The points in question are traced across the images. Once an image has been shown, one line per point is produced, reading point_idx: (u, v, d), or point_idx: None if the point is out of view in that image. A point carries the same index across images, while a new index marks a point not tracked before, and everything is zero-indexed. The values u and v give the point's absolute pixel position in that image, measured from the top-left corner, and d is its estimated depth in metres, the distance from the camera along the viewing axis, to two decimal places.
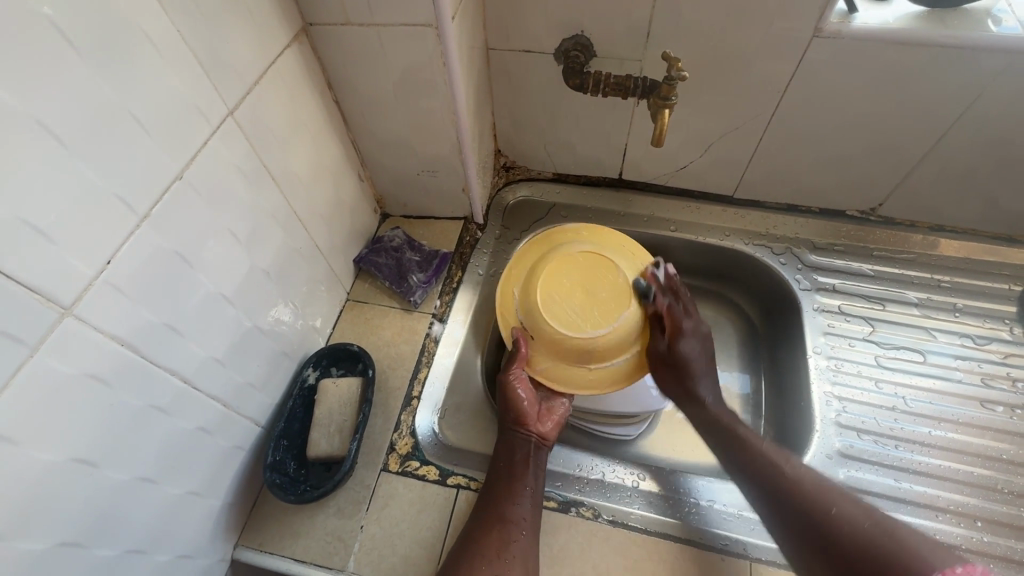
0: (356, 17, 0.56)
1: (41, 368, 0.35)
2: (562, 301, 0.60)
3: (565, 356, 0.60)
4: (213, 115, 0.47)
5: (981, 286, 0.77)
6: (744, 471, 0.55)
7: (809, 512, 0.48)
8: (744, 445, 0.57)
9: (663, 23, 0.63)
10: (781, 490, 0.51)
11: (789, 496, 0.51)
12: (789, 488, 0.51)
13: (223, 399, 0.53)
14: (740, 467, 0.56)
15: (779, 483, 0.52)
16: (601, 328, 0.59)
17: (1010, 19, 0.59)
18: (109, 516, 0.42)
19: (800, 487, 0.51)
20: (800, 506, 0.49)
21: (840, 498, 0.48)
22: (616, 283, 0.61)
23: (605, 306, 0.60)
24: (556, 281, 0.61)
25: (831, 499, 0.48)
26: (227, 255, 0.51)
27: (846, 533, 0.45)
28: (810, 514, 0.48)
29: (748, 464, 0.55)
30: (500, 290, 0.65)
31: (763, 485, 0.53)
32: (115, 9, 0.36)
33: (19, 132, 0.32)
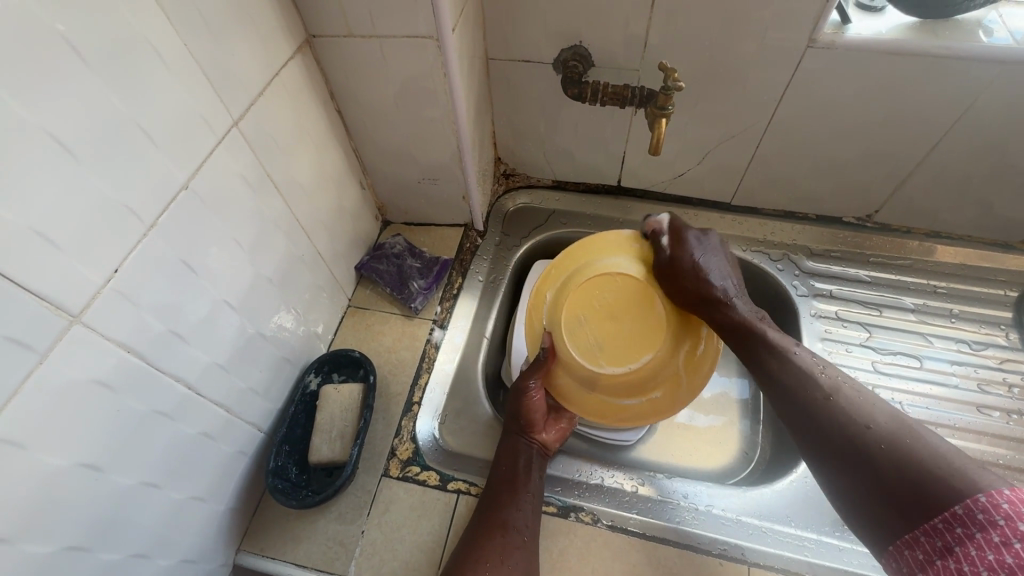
0: (358, 29, 0.57)
1: (49, 374, 0.36)
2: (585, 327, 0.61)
3: (580, 381, 0.62)
4: (218, 125, 0.48)
5: (977, 292, 0.77)
6: (775, 388, 0.50)
7: (841, 431, 0.44)
8: (776, 361, 0.51)
9: (660, 34, 0.64)
10: (813, 403, 0.47)
11: (820, 416, 0.46)
12: (821, 406, 0.46)
13: (226, 405, 0.54)
14: (772, 381, 0.51)
15: (812, 400, 0.47)
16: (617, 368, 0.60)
17: (1000, 30, 0.60)
18: (114, 521, 0.43)
19: (832, 404, 0.46)
20: (831, 425, 0.45)
21: (879, 414, 0.43)
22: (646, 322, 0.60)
23: (628, 343, 0.60)
24: (584, 302, 0.61)
25: (865, 416, 0.44)
26: (230, 262, 0.52)
27: (881, 452, 0.41)
28: (844, 431, 0.44)
29: (779, 379, 0.50)
30: (535, 289, 0.66)
31: (794, 401, 0.48)
32: (126, 24, 0.38)
33: (31, 144, 0.33)
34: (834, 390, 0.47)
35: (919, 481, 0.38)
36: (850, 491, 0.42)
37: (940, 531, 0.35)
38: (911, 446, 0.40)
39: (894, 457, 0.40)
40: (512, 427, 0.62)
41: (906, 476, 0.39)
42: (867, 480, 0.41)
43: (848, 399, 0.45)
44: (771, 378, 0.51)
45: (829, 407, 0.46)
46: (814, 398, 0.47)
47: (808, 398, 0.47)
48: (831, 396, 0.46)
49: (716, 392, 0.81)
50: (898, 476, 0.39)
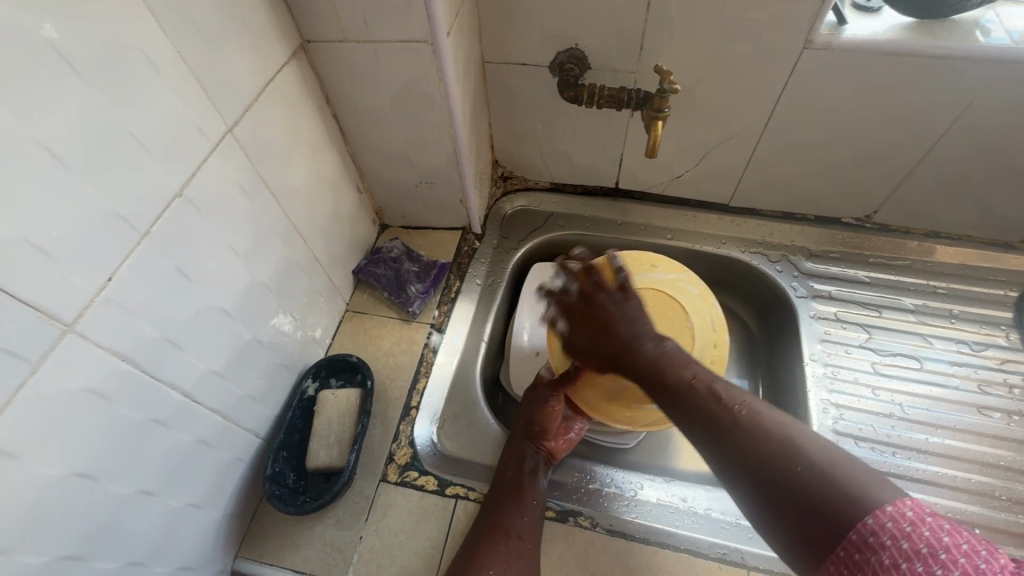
0: (352, 33, 0.57)
1: (44, 384, 0.36)
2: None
3: (608, 387, 0.61)
4: (213, 132, 0.48)
5: (977, 292, 0.77)
6: (682, 411, 0.46)
7: (757, 457, 0.40)
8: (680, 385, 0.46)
9: (656, 36, 0.64)
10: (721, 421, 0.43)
11: (731, 443, 0.42)
12: (729, 431, 0.42)
13: (223, 411, 0.53)
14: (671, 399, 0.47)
15: (723, 422, 0.43)
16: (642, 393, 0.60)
17: (997, 30, 0.60)
18: (110, 529, 0.43)
19: (744, 426, 0.42)
20: (744, 451, 0.41)
21: (784, 436, 0.40)
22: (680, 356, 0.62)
23: None
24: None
25: (773, 439, 0.40)
26: (225, 269, 0.51)
27: (799, 481, 0.38)
28: (756, 458, 0.40)
29: (685, 403, 0.46)
30: None
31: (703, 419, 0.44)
32: (117, 32, 0.37)
33: (24, 154, 0.33)
34: (741, 408, 0.43)
35: (841, 512, 0.35)
36: (776, 527, 0.39)
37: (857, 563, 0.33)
38: (825, 472, 0.37)
39: (811, 486, 0.37)
40: (519, 433, 0.62)
41: (829, 507, 0.35)
42: (789, 514, 0.37)
43: (757, 420, 0.42)
44: (675, 402, 0.46)
45: (737, 431, 0.42)
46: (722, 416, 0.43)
47: (717, 421, 0.43)
48: (740, 418, 0.42)
49: None
50: (820, 507, 0.36)
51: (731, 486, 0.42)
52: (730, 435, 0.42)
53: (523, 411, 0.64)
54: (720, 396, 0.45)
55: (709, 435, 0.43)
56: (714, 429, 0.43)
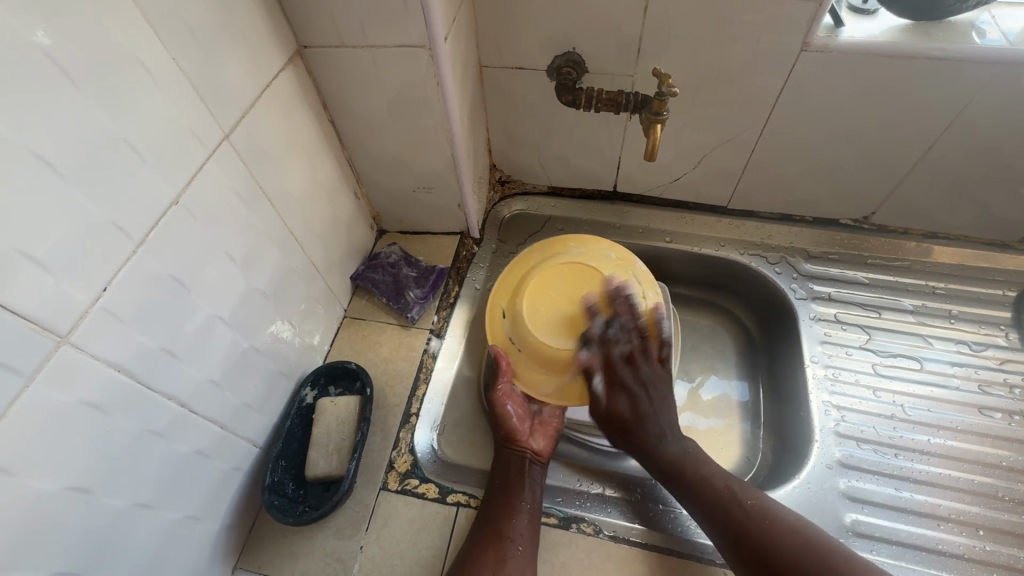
0: (349, 39, 0.56)
1: (36, 397, 0.35)
2: (546, 316, 0.63)
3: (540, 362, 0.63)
4: (209, 140, 0.47)
5: (976, 292, 0.77)
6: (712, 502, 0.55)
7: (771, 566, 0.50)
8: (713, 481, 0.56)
9: (653, 39, 0.64)
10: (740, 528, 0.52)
11: (756, 534, 0.51)
12: (760, 527, 0.52)
13: (221, 422, 0.53)
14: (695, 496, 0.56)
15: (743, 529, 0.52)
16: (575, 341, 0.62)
17: (993, 31, 0.60)
18: (107, 544, 0.42)
19: (776, 525, 0.52)
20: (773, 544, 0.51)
21: (809, 536, 0.51)
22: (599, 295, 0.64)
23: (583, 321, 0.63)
24: (542, 296, 0.64)
25: (801, 536, 0.51)
26: (223, 277, 0.51)
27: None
28: (789, 555, 0.50)
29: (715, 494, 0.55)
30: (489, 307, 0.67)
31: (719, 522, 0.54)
32: (112, 40, 0.37)
33: (17, 164, 0.32)
34: (766, 509, 0.53)
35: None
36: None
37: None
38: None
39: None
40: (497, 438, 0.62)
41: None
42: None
43: (782, 520, 0.52)
44: (704, 493, 0.55)
45: (768, 527, 0.52)
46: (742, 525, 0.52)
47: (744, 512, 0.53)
48: (768, 517, 0.53)
49: (715, 396, 0.81)
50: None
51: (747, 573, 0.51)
52: (760, 528, 0.52)
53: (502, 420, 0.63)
54: (745, 495, 0.55)
55: (727, 522, 0.53)
56: (741, 523, 0.53)
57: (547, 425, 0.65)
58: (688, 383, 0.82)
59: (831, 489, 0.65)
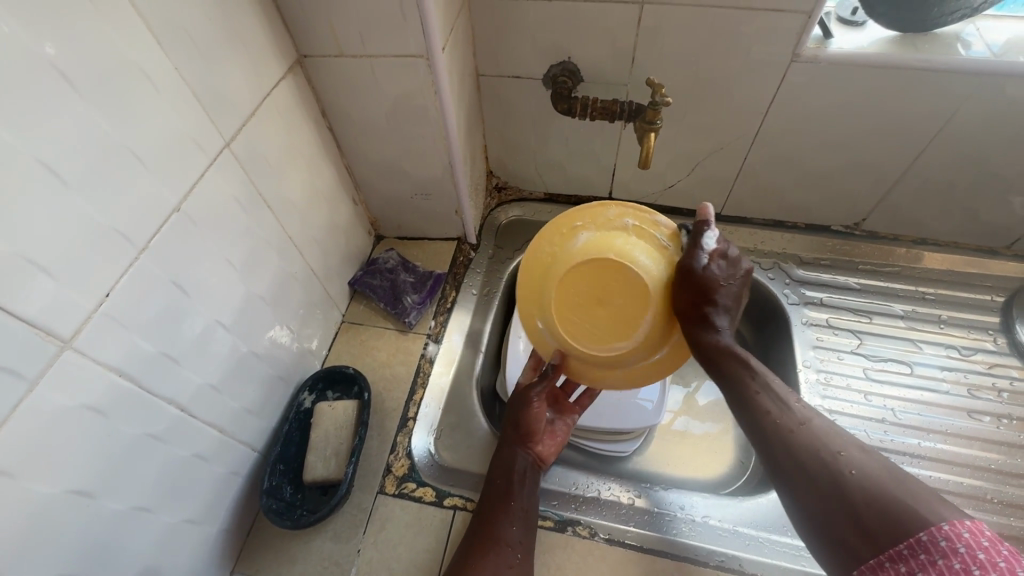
0: (348, 48, 0.57)
1: (39, 401, 0.36)
2: (580, 318, 0.58)
3: (595, 369, 0.59)
4: (210, 147, 0.48)
5: (965, 298, 0.79)
6: (751, 409, 0.46)
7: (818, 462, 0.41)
8: (747, 387, 0.47)
9: (646, 51, 0.66)
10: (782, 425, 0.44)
11: (788, 442, 0.43)
12: (794, 435, 0.43)
13: (220, 426, 0.53)
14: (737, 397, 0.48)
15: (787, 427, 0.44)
16: (631, 339, 0.56)
17: (977, 43, 0.61)
18: (106, 547, 0.42)
19: (811, 430, 0.43)
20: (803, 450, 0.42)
21: (853, 446, 0.41)
22: (629, 285, 0.56)
23: (626, 315, 0.56)
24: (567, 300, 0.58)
25: (842, 444, 0.41)
26: (223, 282, 0.52)
27: (854, 483, 0.38)
28: (815, 462, 0.41)
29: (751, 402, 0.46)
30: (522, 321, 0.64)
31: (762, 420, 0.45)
32: (117, 50, 0.38)
33: (22, 172, 0.33)
34: (807, 417, 0.44)
35: (892, 514, 0.35)
36: (818, 522, 0.39)
37: (904, 557, 0.33)
38: (883, 481, 0.37)
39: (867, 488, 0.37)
40: (509, 437, 0.62)
41: (877, 510, 0.36)
42: (838, 512, 0.38)
43: (822, 427, 0.43)
44: (746, 402, 0.47)
45: (802, 432, 0.43)
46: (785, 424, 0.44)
47: (779, 417, 0.44)
48: (805, 424, 0.43)
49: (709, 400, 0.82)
50: (871, 509, 0.36)
51: (778, 480, 0.43)
52: (792, 435, 0.43)
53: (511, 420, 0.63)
54: (794, 401, 0.45)
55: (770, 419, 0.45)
56: (774, 430, 0.44)
57: (560, 434, 0.64)
58: (683, 388, 0.82)
59: None
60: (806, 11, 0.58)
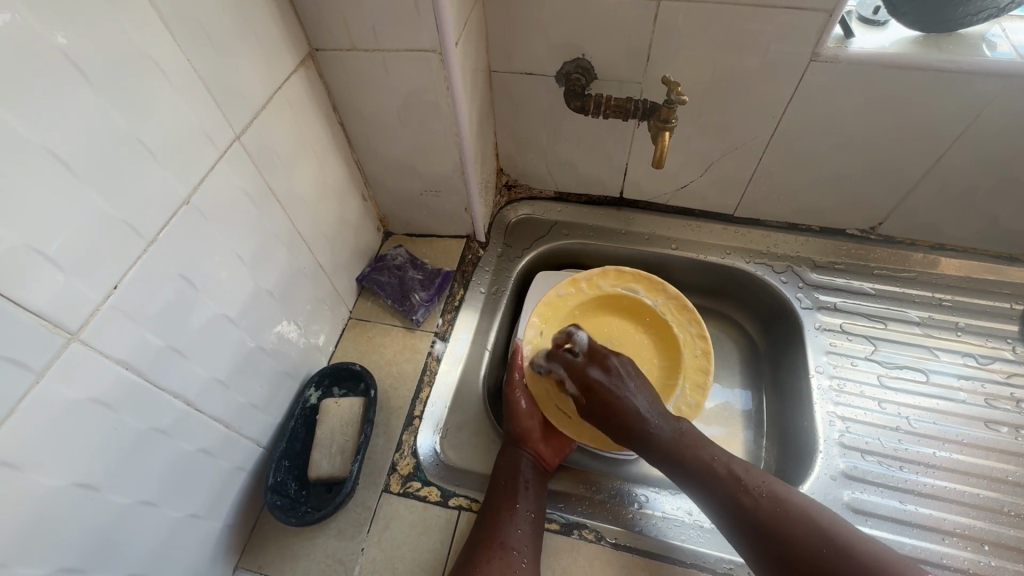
0: (361, 42, 0.57)
1: (44, 394, 0.35)
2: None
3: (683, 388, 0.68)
4: (221, 140, 0.47)
5: (983, 305, 0.77)
6: (714, 503, 0.53)
7: (778, 539, 0.48)
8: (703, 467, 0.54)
9: (662, 48, 0.65)
10: (741, 504, 0.51)
11: (754, 537, 0.50)
12: (754, 527, 0.50)
13: (226, 421, 0.53)
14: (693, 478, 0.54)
15: (747, 507, 0.51)
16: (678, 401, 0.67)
17: (1004, 44, 0.60)
18: (110, 541, 0.42)
19: (766, 518, 0.49)
20: (764, 538, 0.49)
21: (802, 524, 0.48)
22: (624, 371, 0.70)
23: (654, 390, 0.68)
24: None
25: (796, 526, 0.48)
26: (232, 277, 0.51)
27: (817, 570, 0.46)
28: (778, 538, 0.48)
29: (711, 496, 0.53)
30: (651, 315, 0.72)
31: (723, 500, 0.52)
32: (130, 40, 0.38)
33: (30, 162, 0.33)
34: (761, 491, 0.51)
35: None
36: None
37: None
38: (833, 556, 0.46)
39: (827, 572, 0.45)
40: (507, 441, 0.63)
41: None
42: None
43: (775, 502, 0.50)
44: (709, 496, 0.53)
45: (761, 521, 0.49)
46: (743, 503, 0.51)
47: (739, 510, 0.51)
48: (760, 501, 0.51)
49: (719, 405, 0.80)
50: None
51: (746, 555, 0.51)
52: (755, 526, 0.50)
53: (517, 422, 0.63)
54: (745, 488, 0.52)
55: (731, 500, 0.52)
56: (741, 519, 0.51)
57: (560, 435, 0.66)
58: None
59: (836, 501, 0.64)
60: (828, 9, 0.56)
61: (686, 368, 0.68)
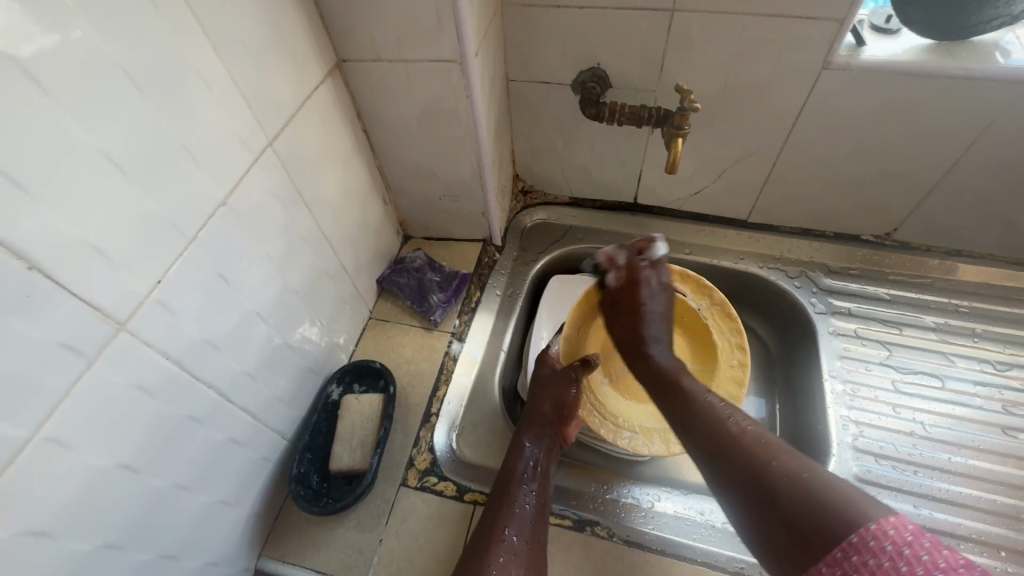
0: (385, 53, 0.60)
1: (95, 380, 0.38)
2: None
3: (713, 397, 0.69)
4: (255, 145, 0.50)
5: (1001, 312, 0.76)
6: (695, 436, 0.50)
7: (751, 467, 0.44)
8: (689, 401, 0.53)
9: (675, 58, 0.66)
10: (721, 436, 0.48)
11: (728, 467, 0.46)
12: (729, 458, 0.46)
13: (254, 413, 0.56)
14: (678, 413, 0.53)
15: (724, 437, 0.48)
16: None
17: (1017, 51, 0.60)
18: (148, 522, 0.44)
19: (742, 447, 0.46)
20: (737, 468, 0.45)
21: (782, 453, 0.45)
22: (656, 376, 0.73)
23: None
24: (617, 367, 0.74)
25: (774, 455, 0.45)
26: (262, 275, 0.54)
27: (785, 497, 0.41)
28: (750, 466, 0.45)
29: (694, 430, 0.51)
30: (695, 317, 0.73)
31: (704, 432, 0.49)
32: (177, 53, 0.41)
33: (90, 165, 0.36)
34: (744, 426, 0.48)
35: (817, 520, 0.38)
36: (764, 538, 0.42)
37: (839, 561, 0.36)
38: (810, 482, 0.41)
39: (794, 497, 0.41)
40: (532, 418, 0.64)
41: (805, 513, 0.39)
42: (777, 523, 0.41)
43: (758, 434, 0.47)
44: (692, 431, 0.51)
45: (737, 449, 0.46)
46: (722, 435, 0.48)
47: (716, 441, 0.48)
48: (741, 433, 0.48)
49: None
50: (802, 520, 0.39)
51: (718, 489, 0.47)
52: (730, 457, 0.46)
53: (540, 392, 0.66)
54: (728, 421, 0.49)
55: (709, 429, 0.49)
56: (717, 449, 0.48)
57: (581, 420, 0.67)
58: None
59: None
60: (838, 18, 0.58)
61: (720, 375, 0.69)
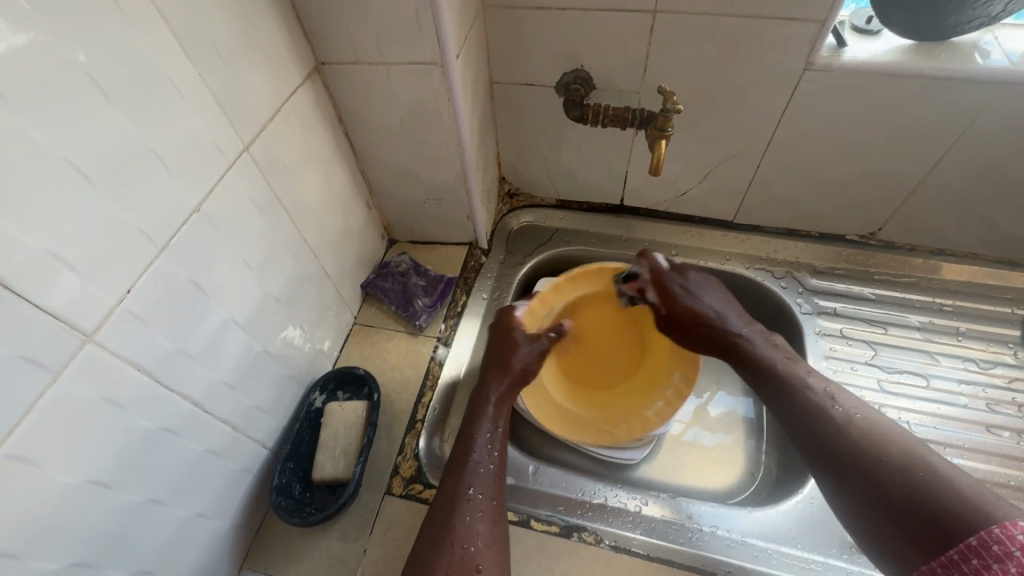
0: (364, 55, 0.59)
1: (62, 392, 0.37)
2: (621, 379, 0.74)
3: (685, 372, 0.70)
4: (230, 151, 0.49)
5: (984, 310, 0.77)
6: (802, 429, 0.55)
7: (860, 461, 0.49)
8: (793, 389, 0.58)
9: (658, 60, 0.66)
10: (832, 429, 0.52)
11: (835, 461, 0.51)
12: (841, 447, 0.51)
13: (232, 423, 0.54)
14: (784, 404, 0.58)
15: (835, 428, 0.52)
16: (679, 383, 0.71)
17: (996, 52, 0.61)
18: (118, 539, 0.43)
19: (848, 437, 0.51)
20: (850, 457, 0.50)
21: (889, 444, 0.49)
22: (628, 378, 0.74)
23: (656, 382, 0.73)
24: (588, 368, 0.75)
25: (882, 448, 0.49)
26: (239, 281, 0.53)
27: (897, 488, 0.45)
28: (860, 458, 0.49)
29: (802, 418, 0.55)
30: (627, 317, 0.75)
31: (813, 425, 0.54)
32: (146, 54, 0.40)
33: (50, 173, 0.35)
34: (849, 418, 0.53)
35: (934, 514, 0.42)
36: (873, 529, 0.46)
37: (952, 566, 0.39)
38: (919, 475, 0.45)
39: (908, 491, 0.45)
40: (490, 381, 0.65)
41: (916, 505, 0.44)
42: (887, 514, 0.45)
43: (863, 424, 0.51)
44: (797, 420, 0.56)
45: (845, 442, 0.51)
46: (834, 428, 0.52)
47: (825, 430, 0.53)
48: (848, 423, 0.52)
49: (720, 412, 0.79)
50: (916, 512, 0.43)
51: (826, 485, 0.52)
52: (835, 444, 0.51)
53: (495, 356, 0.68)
54: (834, 409, 0.54)
55: (818, 422, 0.54)
56: (827, 441, 0.52)
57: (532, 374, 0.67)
58: (694, 399, 0.81)
59: None
60: (819, 19, 0.58)
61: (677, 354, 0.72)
